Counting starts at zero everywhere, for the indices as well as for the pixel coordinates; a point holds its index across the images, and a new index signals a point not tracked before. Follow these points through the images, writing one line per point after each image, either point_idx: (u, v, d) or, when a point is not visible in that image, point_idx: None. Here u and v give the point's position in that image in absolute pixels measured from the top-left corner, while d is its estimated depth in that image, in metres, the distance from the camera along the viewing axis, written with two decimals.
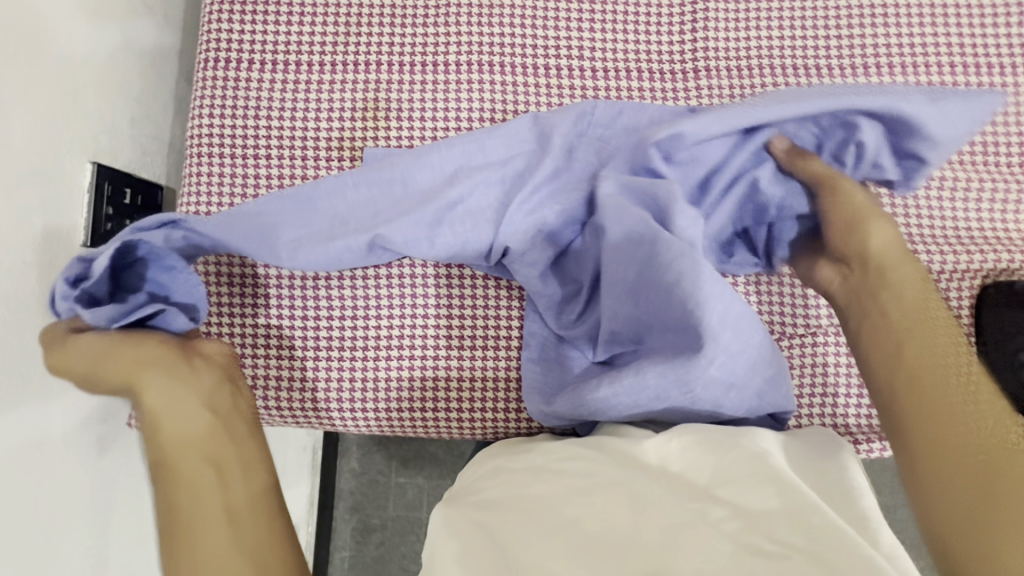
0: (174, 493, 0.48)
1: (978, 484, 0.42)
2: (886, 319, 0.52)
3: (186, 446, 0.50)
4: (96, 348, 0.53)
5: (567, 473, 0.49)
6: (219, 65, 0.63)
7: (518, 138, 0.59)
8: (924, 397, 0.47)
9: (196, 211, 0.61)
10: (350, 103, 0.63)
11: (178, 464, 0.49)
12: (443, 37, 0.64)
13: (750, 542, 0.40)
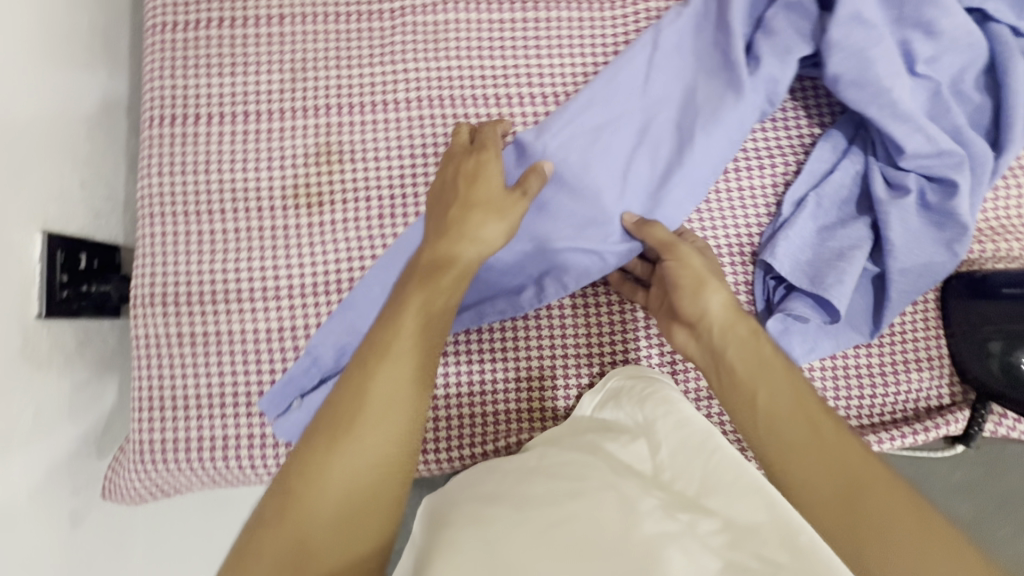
0: (337, 472, 0.42)
1: (848, 514, 0.39)
2: (733, 381, 0.49)
3: (402, 401, 0.45)
4: (477, 238, 0.54)
5: (554, 477, 0.46)
6: (166, 123, 0.62)
7: (605, 101, 0.61)
8: (773, 394, 0.46)
9: (153, 272, 0.60)
10: (302, 150, 0.62)
11: (369, 438, 0.43)
12: (391, 74, 0.63)
13: (735, 558, 0.36)
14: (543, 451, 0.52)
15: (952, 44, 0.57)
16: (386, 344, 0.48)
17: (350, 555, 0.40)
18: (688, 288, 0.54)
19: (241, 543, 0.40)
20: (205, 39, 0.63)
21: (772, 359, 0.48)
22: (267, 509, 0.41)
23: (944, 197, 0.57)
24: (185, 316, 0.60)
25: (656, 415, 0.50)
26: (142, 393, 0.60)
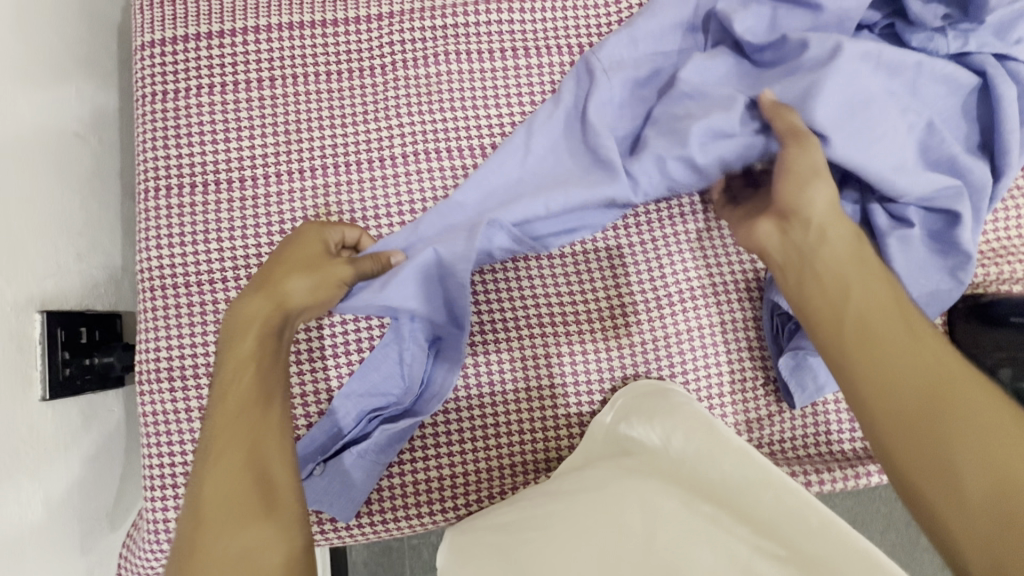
0: (225, 441, 0.47)
1: (921, 393, 0.40)
2: (820, 282, 0.48)
3: (245, 463, 0.46)
4: (297, 294, 0.55)
5: (592, 496, 0.46)
6: (161, 195, 0.61)
7: (518, 156, 0.61)
8: (851, 295, 0.47)
9: (157, 347, 0.59)
10: (301, 213, 0.62)
11: (241, 403, 0.49)
12: (386, 130, 0.63)
13: (762, 548, 0.34)
14: (575, 482, 0.51)
15: (940, 77, 0.58)
16: (230, 340, 0.53)
17: (279, 472, 0.47)
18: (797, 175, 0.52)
19: (185, 524, 0.45)
20: (196, 107, 0.62)
21: (852, 258, 0.49)
22: (194, 493, 0.46)
23: (947, 229, 0.58)
24: (193, 390, 0.59)
25: (670, 428, 0.49)
26: (153, 471, 0.59)
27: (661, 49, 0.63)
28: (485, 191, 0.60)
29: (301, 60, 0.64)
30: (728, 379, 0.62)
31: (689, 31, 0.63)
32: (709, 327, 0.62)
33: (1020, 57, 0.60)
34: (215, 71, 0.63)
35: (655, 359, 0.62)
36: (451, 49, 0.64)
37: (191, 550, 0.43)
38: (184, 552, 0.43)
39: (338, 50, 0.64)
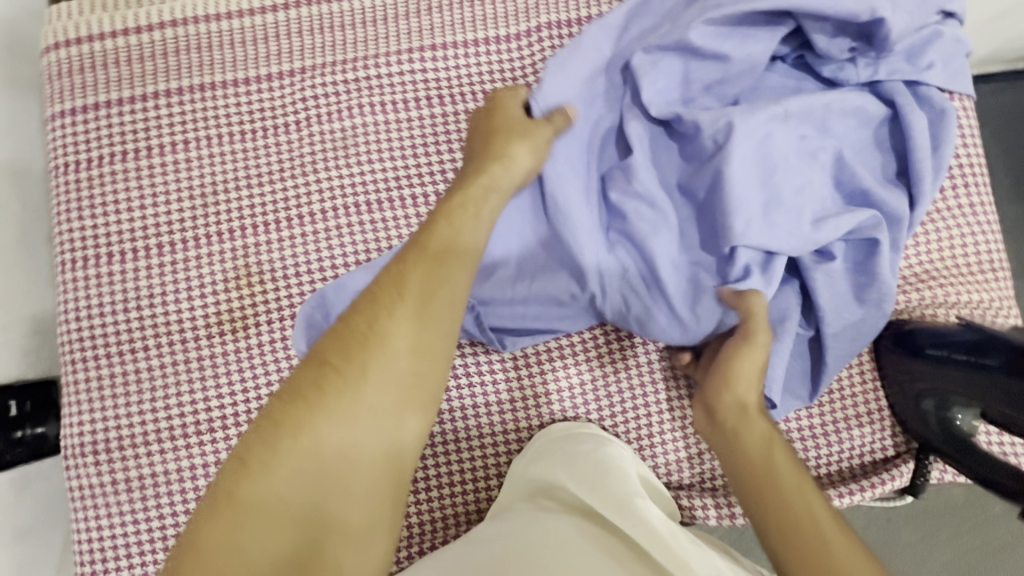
0: (383, 406, 0.41)
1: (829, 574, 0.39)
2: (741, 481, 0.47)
3: (362, 464, 0.40)
4: (489, 177, 0.54)
5: (493, 532, 0.50)
6: (79, 266, 0.61)
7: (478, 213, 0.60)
8: (777, 487, 0.45)
9: (81, 421, 0.59)
10: (221, 275, 0.61)
11: (376, 403, 0.41)
12: (304, 186, 0.63)
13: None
14: (493, 523, 0.52)
15: (844, 115, 0.59)
16: (399, 290, 0.44)
17: (367, 501, 0.40)
18: (734, 412, 0.51)
19: (227, 464, 0.39)
20: (110, 175, 0.62)
21: (771, 443, 0.48)
22: (254, 429, 0.40)
23: (870, 262, 0.58)
24: (120, 462, 0.59)
25: (570, 469, 0.54)
26: (82, 546, 0.58)
27: (588, 99, 0.61)
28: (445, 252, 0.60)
29: (215, 121, 0.63)
30: (656, 417, 0.62)
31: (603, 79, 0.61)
32: (634, 369, 0.63)
33: (931, 81, 0.60)
34: (128, 137, 0.62)
35: (582, 400, 0.63)
36: (366, 100, 0.64)
37: (210, 510, 0.38)
38: (209, 509, 0.38)
39: (252, 109, 0.64)
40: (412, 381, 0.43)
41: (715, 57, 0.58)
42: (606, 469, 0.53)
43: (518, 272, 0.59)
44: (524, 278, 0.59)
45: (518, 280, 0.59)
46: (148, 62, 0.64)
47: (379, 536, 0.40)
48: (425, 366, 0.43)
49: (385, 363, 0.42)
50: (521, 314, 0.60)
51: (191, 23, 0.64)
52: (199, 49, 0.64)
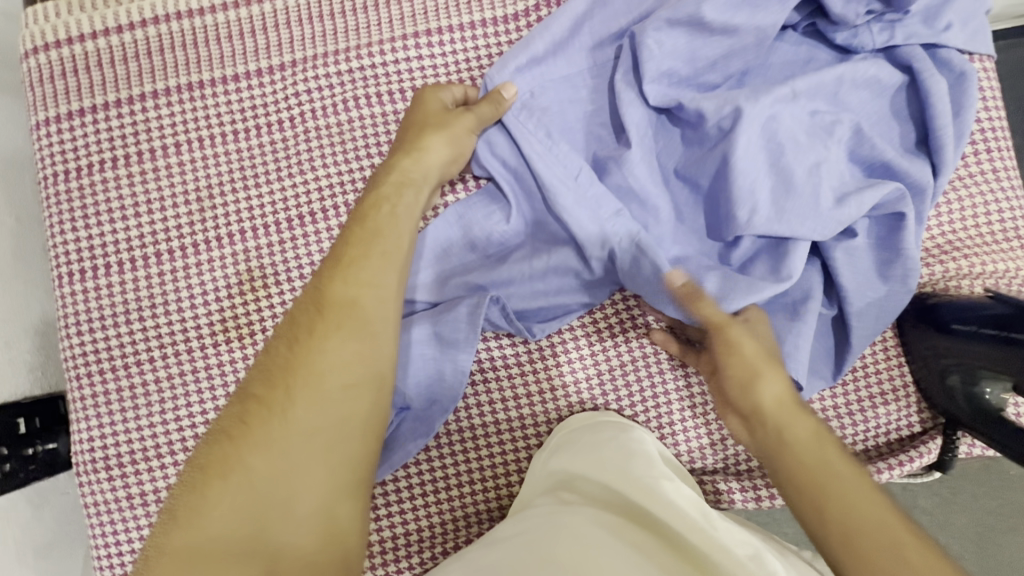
0: (304, 417, 0.40)
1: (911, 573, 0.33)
2: (779, 473, 0.42)
3: (297, 477, 0.38)
4: (404, 175, 0.54)
5: (518, 529, 0.48)
6: (76, 279, 0.59)
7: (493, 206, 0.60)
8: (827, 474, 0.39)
9: (91, 436, 0.58)
10: (224, 281, 0.60)
11: (305, 417, 0.40)
12: (303, 185, 0.61)
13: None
14: (519, 518, 0.50)
15: (857, 87, 0.57)
16: (316, 315, 0.44)
17: (312, 511, 0.38)
18: (739, 381, 0.48)
19: (160, 522, 0.38)
20: (101, 184, 0.60)
21: (804, 425, 0.43)
22: (183, 480, 0.39)
23: (892, 236, 0.56)
24: (134, 477, 0.58)
25: (594, 454, 0.53)
26: (102, 563, 0.58)
27: (597, 89, 0.60)
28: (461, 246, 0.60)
29: (205, 122, 0.61)
30: (676, 406, 0.61)
31: (602, 66, 0.60)
32: (652, 355, 0.61)
33: (951, 43, 0.57)
34: (116, 143, 0.60)
35: (600, 391, 0.61)
36: (361, 93, 0.61)
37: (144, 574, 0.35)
38: (145, 571, 0.35)
39: (243, 107, 0.61)
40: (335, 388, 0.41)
41: (723, 32, 0.56)
42: (630, 452, 0.52)
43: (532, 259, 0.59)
44: (543, 267, 0.58)
45: (534, 269, 0.58)
46: (131, 64, 0.61)
47: (340, 544, 0.38)
48: (350, 366, 0.42)
49: (319, 380, 0.41)
50: (541, 291, 0.59)
51: (173, 20, 0.62)
52: (184, 47, 0.62)
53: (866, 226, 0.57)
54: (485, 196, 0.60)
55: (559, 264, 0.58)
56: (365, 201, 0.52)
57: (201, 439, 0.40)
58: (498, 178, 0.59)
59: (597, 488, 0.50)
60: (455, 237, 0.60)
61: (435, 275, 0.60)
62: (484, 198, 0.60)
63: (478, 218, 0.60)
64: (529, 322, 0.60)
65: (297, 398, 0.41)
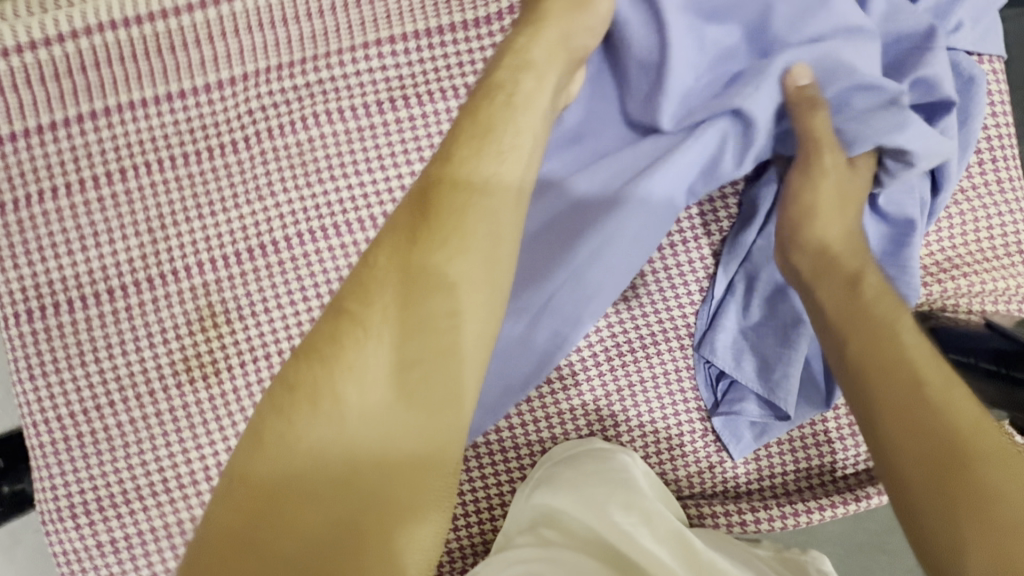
0: (398, 344, 0.39)
1: (945, 461, 0.36)
2: (830, 330, 0.46)
3: (386, 412, 0.37)
4: (525, 57, 0.49)
5: (517, 563, 0.46)
6: (23, 320, 0.55)
7: None
8: (887, 349, 0.42)
9: (54, 484, 0.56)
10: (184, 318, 0.56)
11: (403, 348, 0.39)
12: (262, 212, 0.56)
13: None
14: (504, 556, 0.47)
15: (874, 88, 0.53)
16: (412, 234, 0.42)
17: (400, 444, 0.37)
18: (800, 208, 0.51)
19: (244, 442, 0.38)
20: (43, 217, 0.55)
21: (882, 295, 0.46)
22: (270, 398, 0.39)
23: (895, 252, 0.53)
24: (102, 523, 0.56)
25: (578, 492, 0.51)
26: None
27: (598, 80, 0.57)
28: None
29: (151, 144, 0.56)
30: (664, 434, 0.58)
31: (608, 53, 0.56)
32: (640, 383, 0.58)
33: (960, 44, 0.53)
34: (56, 171, 0.55)
35: (585, 421, 0.58)
36: (321, 108, 0.56)
37: (226, 493, 0.36)
38: (228, 489, 0.36)
39: (192, 127, 0.56)
40: (429, 320, 0.39)
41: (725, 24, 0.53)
42: (614, 488, 0.51)
43: (531, 259, 0.55)
44: (547, 261, 0.55)
45: (534, 272, 0.55)
46: (64, 80, 0.55)
47: (425, 495, 0.36)
48: (442, 300, 0.40)
49: (413, 308, 0.40)
50: (543, 295, 0.54)
51: (108, 29, 0.56)
52: (122, 60, 0.56)
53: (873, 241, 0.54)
54: None
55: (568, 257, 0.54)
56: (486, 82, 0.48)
57: (289, 358, 0.40)
58: None
59: (582, 529, 0.49)
60: None
61: None
62: None
63: None
64: (533, 331, 0.55)
65: (393, 320, 0.39)
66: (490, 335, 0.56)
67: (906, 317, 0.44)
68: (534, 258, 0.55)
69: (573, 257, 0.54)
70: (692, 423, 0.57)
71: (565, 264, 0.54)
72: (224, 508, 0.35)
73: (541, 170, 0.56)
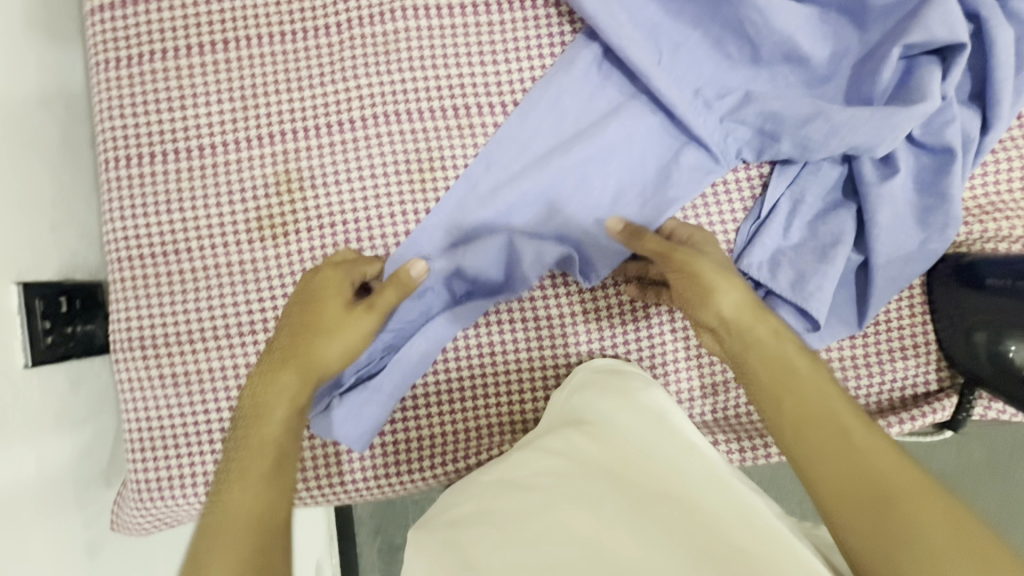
0: (263, 439, 0.52)
1: (874, 505, 0.40)
2: (760, 386, 0.49)
3: (256, 504, 0.48)
4: (308, 288, 0.57)
5: (542, 472, 0.48)
6: (121, 165, 0.60)
7: (571, 86, 0.60)
8: (811, 409, 0.46)
9: (128, 317, 0.60)
10: (262, 180, 0.60)
11: (258, 448, 0.52)
12: (344, 93, 0.61)
13: (693, 533, 0.37)
14: (530, 459, 0.51)
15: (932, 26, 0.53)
16: (294, 334, 0.55)
17: (249, 498, 0.48)
18: (696, 299, 0.52)
19: (212, 508, 0.49)
20: (150, 74, 0.60)
21: (800, 360, 0.49)
22: (227, 491, 0.49)
23: (935, 183, 0.55)
24: (167, 358, 0.60)
25: (617, 411, 0.51)
26: (134, 434, 0.60)
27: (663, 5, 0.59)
28: (521, 139, 0.60)
29: (253, 21, 0.61)
30: None
31: None
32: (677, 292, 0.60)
33: None
34: (167, 35, 0.61)
35: (620, 324, 0.61)
36: (408, 4, 0.61)
37: (210, 528, 0.47)
38: (202, 539, 0.47)
39: (290, 9, 0.61)
40: (268, 430, 0.53)
41: None
42: (657, 416, 0.49)
43: (583, 155, 0.59)
44: (603, 158, 0.59)
45: (587, 167, 0.59)
46: None
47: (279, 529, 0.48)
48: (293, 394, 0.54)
49: (256, 424, 0.53)
50: (591, 186, 0.60)
51: None
52: None
53: (915, 173, 0.56)
54: (566, 80, 0.60)
55: (621, 156, 0.60)
56: (297, 360, 0.54)
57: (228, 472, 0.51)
58: (588, 65, 0.60)
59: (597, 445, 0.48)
60: (522, 122, 0.60)
61: (501, 161, 0.60)
62: (567, 77, 0.60)
63: (546, 104, 0.60)
64: (583, 220, 0.60)
65: (264, 425, 0.53)
66: (544, 217, 0.60)
67: (824, 377, 0.48)
68: (593, 155, 0.59)
69: (624, 158, 0.60)
70: None
71: (618, 162, 0.60)
72: (190, 552, 0.48)
73: (600, 77, 0.61)
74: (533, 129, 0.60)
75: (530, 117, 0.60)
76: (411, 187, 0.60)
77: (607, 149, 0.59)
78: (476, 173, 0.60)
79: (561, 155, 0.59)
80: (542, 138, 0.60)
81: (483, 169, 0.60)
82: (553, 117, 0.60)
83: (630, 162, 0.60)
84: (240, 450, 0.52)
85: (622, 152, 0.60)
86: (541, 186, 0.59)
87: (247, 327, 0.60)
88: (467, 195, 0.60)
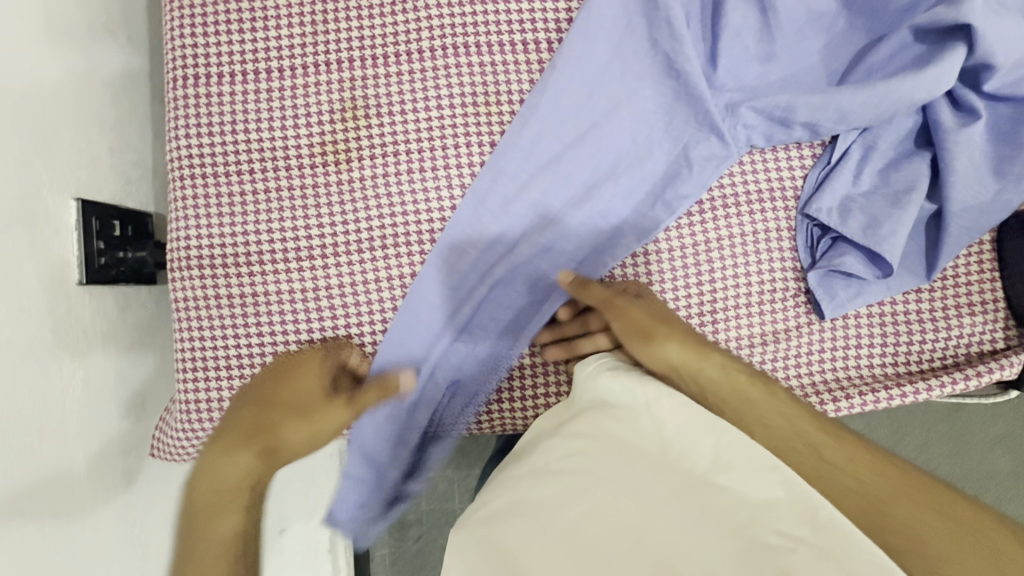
0: (223, 501, 0.53)
1: (870, 511, 0.42)
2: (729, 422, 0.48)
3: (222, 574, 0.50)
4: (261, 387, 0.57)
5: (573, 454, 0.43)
6: (189, 83, 0.60)
7: (640, 14, 0.58)
8: (776, 438, 0.46)
9: (188, 236, 0.60)
10: (328, 105, 0.60)
11: (218, 509, 0.52)
12: (414, 23, 0.60)
13: (757, 535, 0.35)
14: (553, 442, 0.46)
15: None
16: (243, 427, 0.55)
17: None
18: (642, 335, 0.53)
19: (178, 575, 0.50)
20: None
21: (754, 391, 0.49)
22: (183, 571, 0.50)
23: (1014, 132, 0.54)
24: (223, 279, 0.60)
25: (656, 393, 0.45)
26: (186, 354, 0.60)
27: None
28: (589, 69, 0.58)
29: None
30: (756, 289, 0.59)
31: None
32: (742, 236, 0.59)
33: None
34: None
35: (682, 267, 0.59)
36: None
37: None
38: None
39: None
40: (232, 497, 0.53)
41: None
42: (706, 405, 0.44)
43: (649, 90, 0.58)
44: (671, 93, 0.58)
45: (655, 99, 0.58)
46: None
47: None
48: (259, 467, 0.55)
49: (207, 491, 0.53)
50: (655, 123, 0.59)
51: None
52: None
53: (994, 123, 0.55)
54: (636, 9, 0.58)
55: (689, 90, 0.57)
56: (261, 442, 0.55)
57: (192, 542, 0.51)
58: None
59: (633, 433, 0.43)
60: (590, 51, 0.58)
61: (570, 91, 0.58)
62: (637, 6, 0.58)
63: (616, 32, 0.58)
64: (649, 157, 0.59)
65: (211, 503, 0.53)
66: (611, 151, 0.59)
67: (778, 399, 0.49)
68: (662, 92, 0.58)
69: (690, 92, 0.57)
70: (788, 280, 0.59)
71: (686, 98, 0.58)
72: None
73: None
74: (600, 58, 0.58)
75: (600, 46, 0.58)
76: (475, 119, 0.60)
77: (676, 84, 0.58)
78: (545, 104, 0.58)
79: (630, 88, 0.58)
80: (611, 69, 0.58)
81: (553, 99, 0.58)
82: (623, 48, 0.58)
83: (696, 96, 0.57)
84: (193, 527, 0.52)
85: (690, 85, 0.57)
86: (610, 118, 0.58)
87: (304, 252, 0.60)
88: (535, 126, 0.58)
